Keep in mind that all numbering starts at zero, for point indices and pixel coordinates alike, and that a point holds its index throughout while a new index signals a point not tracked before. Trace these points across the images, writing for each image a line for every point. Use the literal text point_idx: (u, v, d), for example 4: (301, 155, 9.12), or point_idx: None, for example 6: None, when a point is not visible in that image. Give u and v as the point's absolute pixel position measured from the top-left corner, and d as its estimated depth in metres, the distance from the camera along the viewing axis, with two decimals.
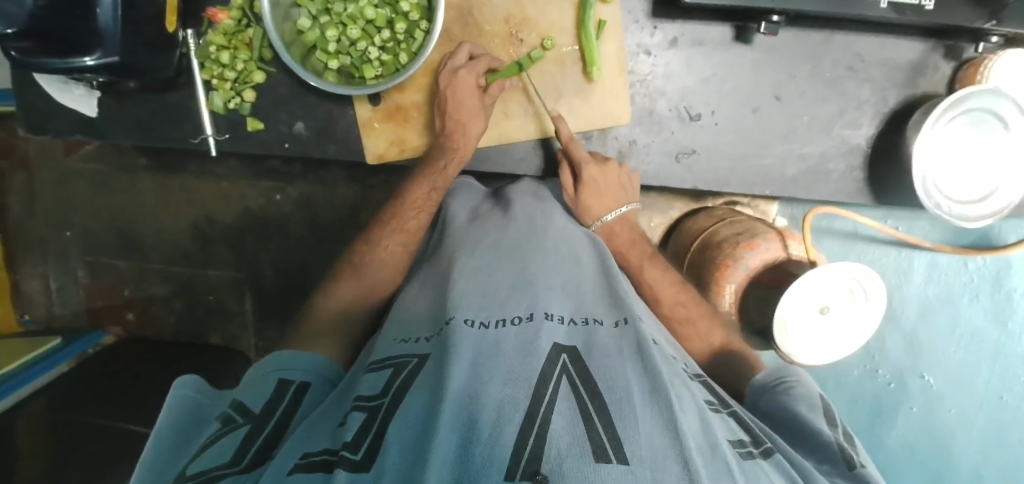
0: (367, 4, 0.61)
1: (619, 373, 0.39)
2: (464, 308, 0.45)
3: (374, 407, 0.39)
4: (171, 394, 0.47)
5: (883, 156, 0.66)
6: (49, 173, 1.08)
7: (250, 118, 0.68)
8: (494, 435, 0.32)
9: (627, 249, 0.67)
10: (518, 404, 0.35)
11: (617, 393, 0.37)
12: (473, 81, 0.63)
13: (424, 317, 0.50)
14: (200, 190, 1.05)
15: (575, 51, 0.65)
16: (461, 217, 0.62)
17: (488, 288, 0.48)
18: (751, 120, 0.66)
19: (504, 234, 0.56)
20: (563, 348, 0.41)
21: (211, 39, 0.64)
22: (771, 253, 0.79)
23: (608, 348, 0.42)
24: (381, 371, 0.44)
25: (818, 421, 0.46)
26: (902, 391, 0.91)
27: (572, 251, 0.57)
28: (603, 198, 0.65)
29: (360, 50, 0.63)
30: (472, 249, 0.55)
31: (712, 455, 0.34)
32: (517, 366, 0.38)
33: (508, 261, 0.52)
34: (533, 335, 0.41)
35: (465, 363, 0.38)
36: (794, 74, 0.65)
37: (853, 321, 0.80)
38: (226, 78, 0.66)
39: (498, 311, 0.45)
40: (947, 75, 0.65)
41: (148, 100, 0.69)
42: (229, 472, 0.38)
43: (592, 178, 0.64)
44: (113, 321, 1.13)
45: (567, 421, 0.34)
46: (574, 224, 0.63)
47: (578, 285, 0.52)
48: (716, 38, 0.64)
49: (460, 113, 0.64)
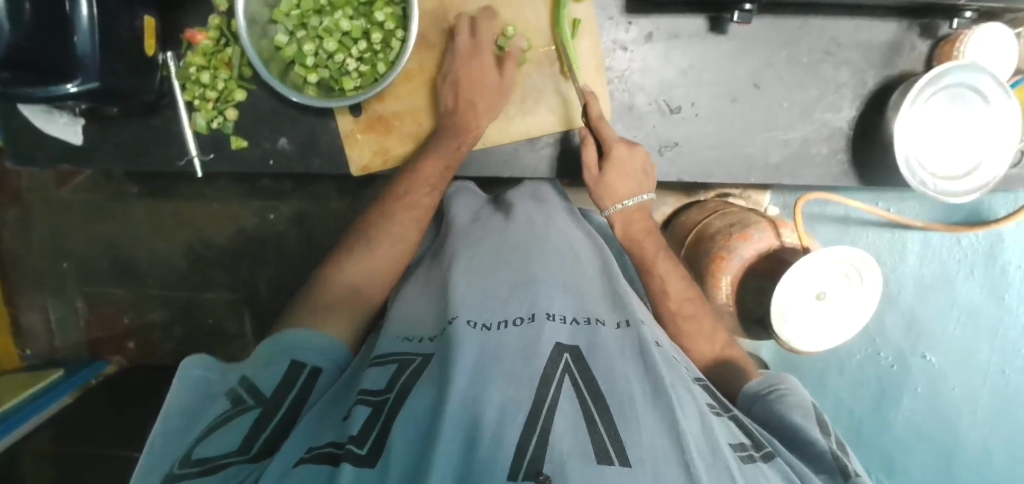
0: (343, 16, 0.62)
1: (621, 374, 0.38)
2: (466, 309, 0.44)
3: (379, 401, 0.38)
4: (180, 373, 0.45)
5: (865, 138, 0.67)
6: (42, 205, 1.08)
7: (233, 137, 0.69)
8: (497, 434, 0.32)
9: (642, 238, 0.65)
10: (520, 406, 0.34)
11: (618, 394, 0.36)
12: (482, 49, 0.63)
13: (425, 317, 0.50)
14: (194, 212, 1.05)
15: (551, 51, 0.65)
16: (461, 218, 0.62)
17: (490, 287, 0.47)
18: (731, 109, 0.66)
19: (505, 235, 0.56)
20: (565, 348, 0.40)
21: (190, 61, 0.65)
22: (766, 242, 0.81)
23: (609, 347, 0.41)
24: (385, 366, 0.43)
25: (813, 431, 0.46)
26: (904, 373, 0.91)
27: (572, 250, 0.56)
28: (628, 179, 0.63)
29: (337, 62, 0.63)
30: (472, 250, 0.54)
31: (714, 460, 0.33)
32: (518, 367, 0.38)
33: (508, 261, 0.51)
34: (534, 337, 0.41)
35: (467, 362, 0.37)
36: (771, 61, 0.65)
37: (848, 305, 0.80)
38: (207, 98, 0.66)
39: (499, 312, 0.44)
40: (924, 53, 0.65)
41: (133, 125, 0.70)
42: (238, 460, 0.38)
43: (620, 157, 0.62)
44: (114, 350, 1.13)
45: (570, 423, 0.34)
46: (574, 223, 0.62)
47: (581, 282, 0.50)
48: (691, 30, 0.64)
49: (475, 81, 0.63)
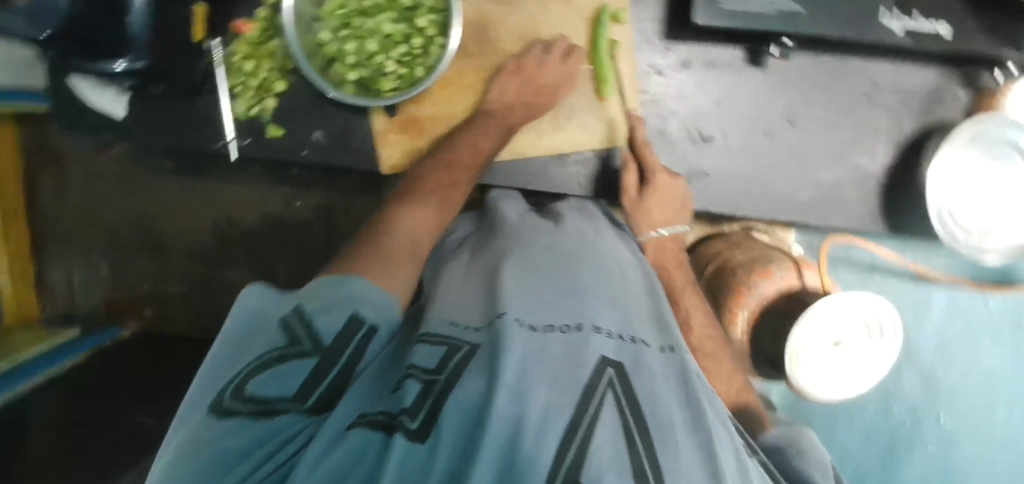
0: (387, 20, 0.63)
1: (663, 401, 0.38)
2: (514, 308, 0.44)
3: (430, 381, 0.39)
4: (239, 304, 0.46)
5: (898, 185, 0.65)
6: (80, 170, 1.12)
7: (270, 125, 0.70)
8: (539, 436, 0.32)
9: (671, 270, 0.65)
10: (562, 411, 0.34)
11: (660, 419, 0.36)
12: (555, 53, 0.64)
13: (474, 306, 0.49)
14: (224, 192, 1.08)
15: (587, 70, 0.66)
16: (511, 215, 0.63)
17: (540, 292, 0.47)
18: (764, 143, 0.66)
19: (555, 240, 0.56)
20: (609, 362, 0.40)
21: (236, 49, 0.67)
22: (785, 282, 0.81)
23: (653, 370, 0.41)
24: (436, 347, 0.43)
25: None
26: (916, 429, 0.88)
27: (618, 266, 0.55)
28: (667, 207, 0.63)
29: (377, 63, 0.65)
30: (522, 252, 0.54)
31: None
32: (563, 372, 0.37)
33: (559, 266, 0.51)
34: (580, 347, 0.40)
35: (516, 357, 0.37)
36: (808, 99, 0.64)
37: (864, 357, 0.78)
38: (250, 86, 0.69)
39: (546, 316, 0.44)
40: (964, 104, 0.64)
41: (175, 104, 0.71)
42: (292, 409, 0.39)
43: (661, 188, 0.63)
44: (131, 318, 1.15)
45: (610, 436, 0.33)
46: (619, 241, 0.62)
47: (627, 300, 0.50)
48: (729, 61, 0.64)
49: (540, 80, 0.64)
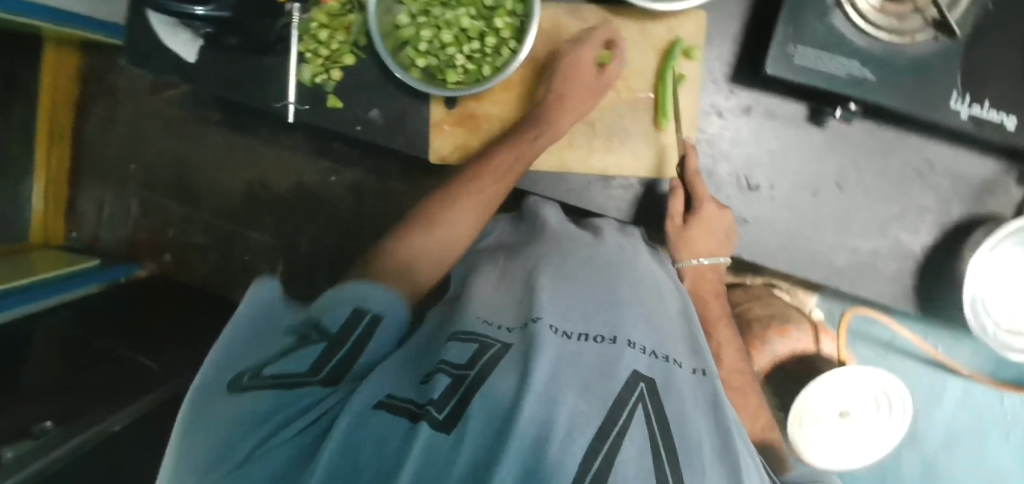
0: (465, 15, 0.65)
1: (692, 421, 0.40)
2: (549, 312, 0.46)
3: (459, 375, 0.39)
4: (251, 292, 0.48)
5: (936, 268, 0.65)
6: (131, 107, 1.14)
7: (331, 95, 0.72)
8: (567, 441, 0.33)
9: (708, 302, 0.68)
10: (591, 420, 0.36)
11: (687, 440, 0.38)
12: (592, 55, 0.65)
13: (510, 306, 0.51)
14: (264, 154, 1.10)
15: (649, 98, 0.67)
16: (552, 218, 0.66)
17: (576, 299, 0.50)
18: (809, 202, 0.66)
19: (596, 251, 0.58)
20: (642, 377, 0.41)
21: (315, 17, 0.70)
22: (802, 344, 0.83)
23: (684, 392, 0.42)
24: (467, 343, 0.44)
25: None
26: None
27: (656, 286, 0.57)
28: (710, 238, 0.63)
29: (447, 54, 0.66)
30: (561, 259, 0.56)
31: None
32: (595, 383, 0.39)
33: (597, 280, 0.53)
34: (614, 359, 0.42)
35: (546, 364, 0.39)
36: (861, 166, 0.65)
37: (871, 430, 0.77)
38: (319, 55, 0.71)
39: (580, 325, 0.46)
40: (1016, 200, 0.64)
41: (244, 59, 0.73)
42: (311, 382, 0.41)
43: (708, 216, 0.62)
44: (149, 258, 1.17)
45: (637, 452, 0.35)
46: (656, 263, 0.64)
47: (662, 319, 0.52)
48: (790, 115, 0.65)
49: (578, 83, 0.64)
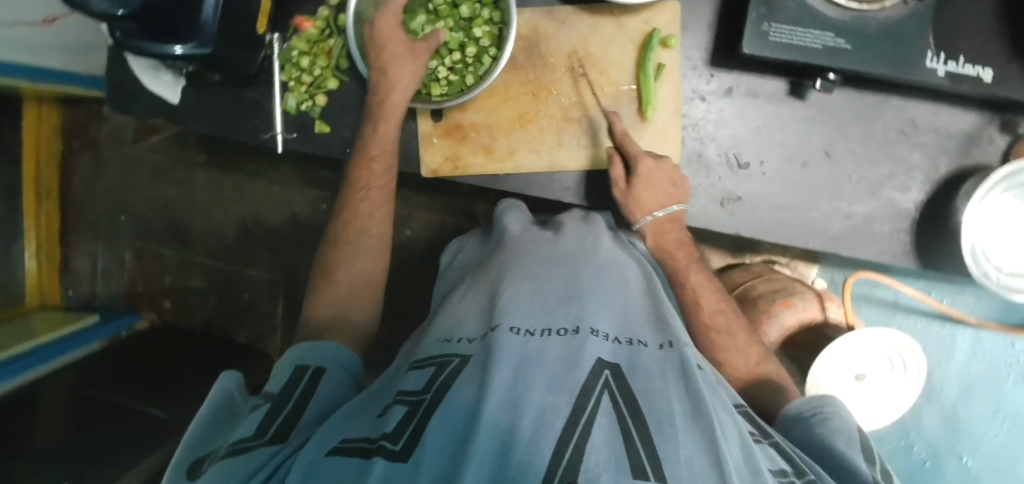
0: (444, 27, 0.66)
1: (661, 392, 0.36)
2: (510, 315, 0.42)
3: (417, 402, 0.38)
4: (216, 386, 0.50)
5: (931, 223, 0.66)
6: (115, 157, 1.14)
7: (319, 121, 0.72)
8: (533, 437, 0.31)
9: (674, 250, 0.64)
10: (559, 412, 0.32)
11: (658, 412, 0.34)
12: (563, 50, 0.68)
13: (471, 318, 0.47)
14: (252, 190, 1.10)
15: (632, 90, 0.67)
16: (513, 227, 0.63)
17: (538, 294, 0.45)
18: (799, 173, 0.67)
19: (556, 247, 0.54)
20: (606, 363, 0.38)
21: (295, 45, 0.70)
22: (808, 312, 0.81)
23: (651, 369, 0.39)
24: (425, 369, 0.42)
25: (855, 456, 0.44)
26: (936, 471, 0.87)
27: (622, 270, 0.53)
28: (658, 192, 0.63)
29: (430, 68, 0.68)
30: (521, 262, 0.52)
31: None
32: (559, 375, 0.35)
33: (555, 271, 0.48)
34: (577, 348, 0.38)
35: (506, 368, 0.35)
36: (846, 134, 0.66)
37: (888, 389, 0.79)
38: (302, 82, 0.70)
39: (543, 320, 0.42)
40: (1002, 148, 0.65)
41: (227, 94, 0.73)
42: (257, 444, 0.41)
43: (647, 171, 0.62)
44: (148, 307, 1.16)
45: (607, 436, 0.32)
46: (621, 249, 0.58)
47: (627, 302, 0.48)
48: (771, 91, 0.66)
49: (552, 83, 0.68)
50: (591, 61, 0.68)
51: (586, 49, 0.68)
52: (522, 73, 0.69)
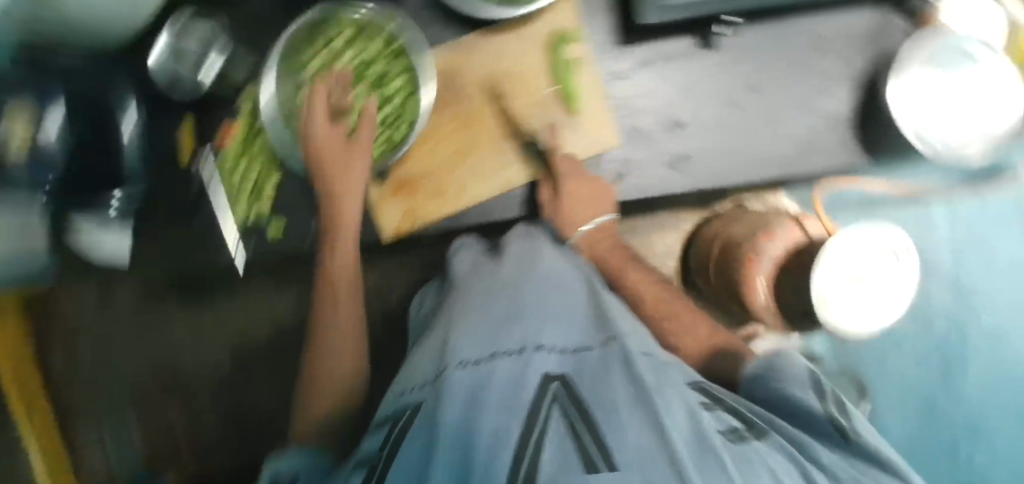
0: (361, 94, 0.67)
1: (609, 386, 0.42)
2: (459, 350, 0.47)
3: (379, 458, 0.44)
4: None
5: (870, 118, 0.69)
6: (85, 332, 1.11)
7: (272, 224, 0.69)
8: (489, 456, 0.36)
9: (607, 256, 0.75)
10: (511, 430, 0.38)
11: (604, 405, 0.40)
12: (479, 76, 0.68)
13: (418, 364, 0.52)
14: (230, 314, 1.09)
15: (554, 92, 0.69)
16: (462, 268, 0.65)
17: (480, 324, 0.51)
18: (733, 115, 0.69)
19: (495, 276, 0.59)
20: (554, 376, 0.44)
21: (224, 158, 0.68)
22: (790, 236, 0.88)
23: (596, 370, 0.45)
24: (381, 429, 0.47)
25: (808, 398, 0.49)
26: (962, 338, 0.94)
27: (560, 281, 0.59)
28: (586, 207, 0.69)
29: (360, 135, 0.68)
30: (463, 300, 0.57)
31: (702, 449, 0.37)
32: (509, 396, 0.41)
33: (497, 300, 0.54)
34: (523, 369, 0.44)
35: (458, 401, 0.41)
36: (762, 65, 0.69)
37: (887, 282, 0.83)
38: (244, 192, 0.68)
39: (487, 346, 0.47)
40: (903, 30, 0.68)
41: (174, 232, 0.71)
42: None
43: (572, 190, 0.67)
44: (172, 464, 1.14)
45: (559, 444, 0.37)
46: (562, 258, 0.65)
47: (569, 313, 0.54)
48: (682, 50, 0.68)
49: (477, 111, 0.69)
50: (509, 78, 0.68)
51: (502, 68, 0.68)
52: (445, 112, 0.69)
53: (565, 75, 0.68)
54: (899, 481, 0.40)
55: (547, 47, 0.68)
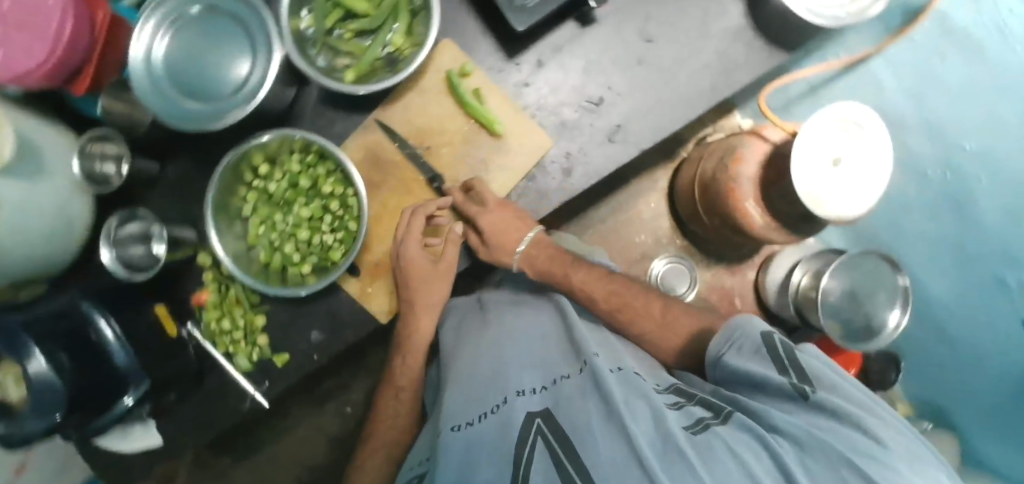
0: (301, 206, 0.67)
1: (583, 408, 0.49)
2: (452, 416, 0.58)
3: None
4: None
5: (767, 17, 0.70)
6: None
7: (274, 355, 0.71)
8: None
9: (550, 265, 0.76)
10: (504, 474, 0.47)
11: (578, 429, 0.47)
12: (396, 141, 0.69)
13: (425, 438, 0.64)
14: (284, 450, 1.12)
15: (471, 124, 0.69)
16: (447, 337, 0.77)
17: (468, 391, 0.61)
18: (643, 70, 0.70)
19: (477, 343, 0.69)
20: (538, 413, 0.52)
21: (209, 318, 0.71)
22: (756, 151, 0.96)
23: (573, 396, 0.52)
24: None
25: (767, 369, 0.49)
26: (957, 172, 0.89)
27: (536, 334, 0.68)
28: (512, 235, 0.69)
29: (317, 243, 0.68)
30: (451, 372, 0.68)
31: (666, 448, 0.43)
32: (499, 445, 0.50)
33: (481, 363, 0.64)
34: (508, 416, 0.53)
35: (458, 464, 0.51)
36: (648, 15, 0.70)
37: (864, 151, 0.86)
38: (238, 339, 0.72)
39: (476, 408, 0.57)
40: None
41: (193, 400, 0.73)
42: None
43: (490, 224, 0.68)
44: None
45: (545, 470, 0.44)
46: (536, 310, 0.74)
47: (547, 357, 0.62)
48: (569, 35, 0.70)
49: (408, 174, 0.70)
50: (426, 129, 0.69)
51: (415, 124, 0.69)
52: (381, 189, 0.70)
53: (478, 105, 0.68)
54: (856, 431, 0.42)
55: (448, 88, 0.69)
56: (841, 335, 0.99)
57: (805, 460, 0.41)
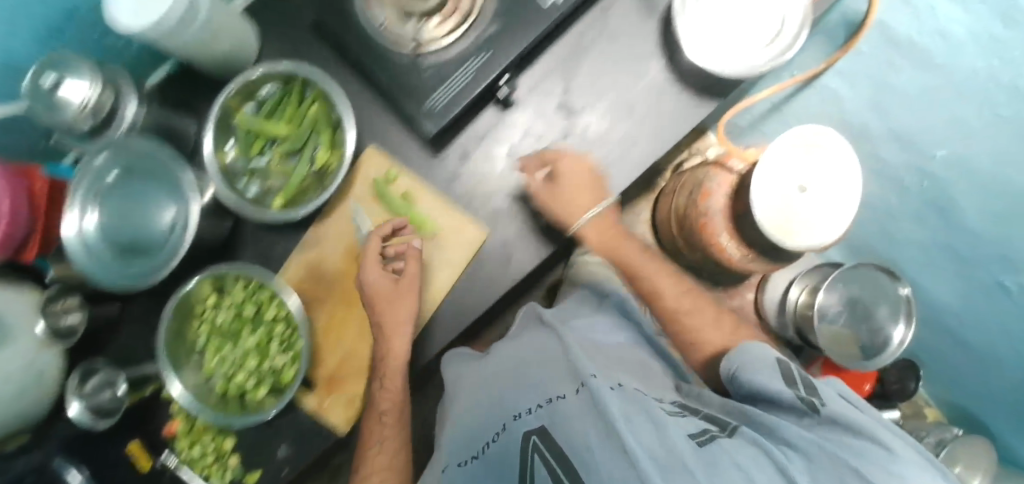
0: (247, 335, 0.68)
1: (577, 424, 0.43)
2: (452, 451, 0.55)
3: None
4: None
5: (687, 70, 0.69)
6: None
7: (246, 474, 0.71)
8: None
9: (616, 250, 0.73)
10: None
11: (577, 448, 0.41)
12: (337, 251, 0.70)
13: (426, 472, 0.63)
14: None
15: (405, 228, 0.70)
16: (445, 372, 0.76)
17: (470, 416, 0.57)
18: (570, 144, 0.70)
19: (478, 367, 0.65)
20: (534, 431, 0.46)
21: (180, 446, 0.73)
22: (722, 184, 0.93)
23: (569, 410, 0.45)
24: None
25: (777, 385, 0.47)
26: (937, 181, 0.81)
27: (539, 342, 0.61)
28: (592, 182, 0.67)
29: (268, 368, 0.68)
30: (449, 400, 0.66)
31: (669, 459, 0.36)
32: None
33: (480, 388, 0.60)
34: (507, 445, 0.48)
35: None
36: (568, 87, 0.70)
37: (828, 173, 0.82)
38: (210, 463, 0.72)
39: (473, 439, 0.54)
40: None
41: None
42: None
43: (569, 167, 0.66)
44: None
45: None
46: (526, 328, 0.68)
47: (546, 364, 0.56)
48: (491, 122, 0.70)
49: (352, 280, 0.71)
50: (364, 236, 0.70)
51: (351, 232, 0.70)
52: (327, 301, 0.71)
53: (407, 210, 0.69)
54: (871, 443, 0.39)
55: (376, 196, 0.70)
56: (858, 352, 0.91)
57: (816, 473, 0.38)
